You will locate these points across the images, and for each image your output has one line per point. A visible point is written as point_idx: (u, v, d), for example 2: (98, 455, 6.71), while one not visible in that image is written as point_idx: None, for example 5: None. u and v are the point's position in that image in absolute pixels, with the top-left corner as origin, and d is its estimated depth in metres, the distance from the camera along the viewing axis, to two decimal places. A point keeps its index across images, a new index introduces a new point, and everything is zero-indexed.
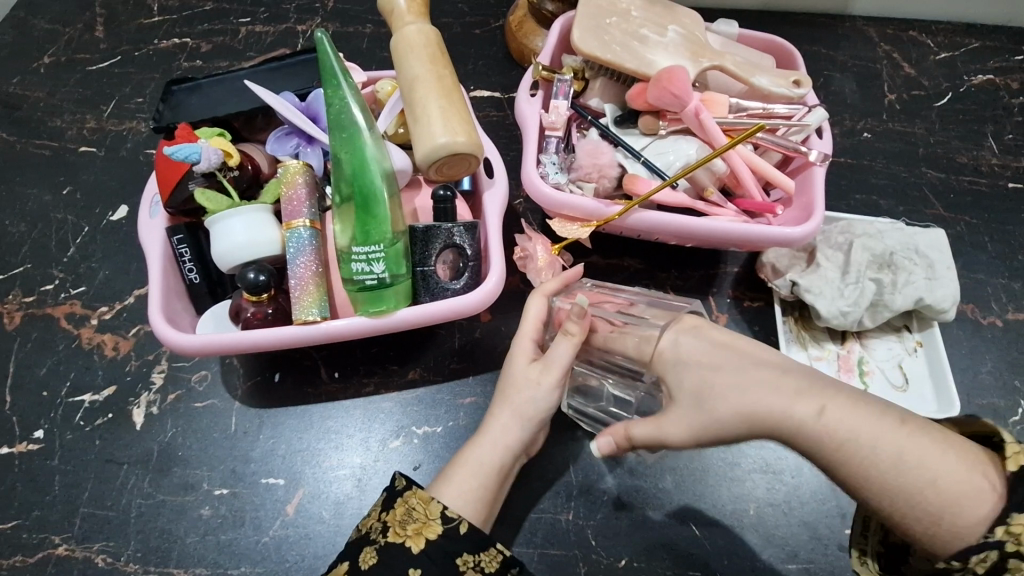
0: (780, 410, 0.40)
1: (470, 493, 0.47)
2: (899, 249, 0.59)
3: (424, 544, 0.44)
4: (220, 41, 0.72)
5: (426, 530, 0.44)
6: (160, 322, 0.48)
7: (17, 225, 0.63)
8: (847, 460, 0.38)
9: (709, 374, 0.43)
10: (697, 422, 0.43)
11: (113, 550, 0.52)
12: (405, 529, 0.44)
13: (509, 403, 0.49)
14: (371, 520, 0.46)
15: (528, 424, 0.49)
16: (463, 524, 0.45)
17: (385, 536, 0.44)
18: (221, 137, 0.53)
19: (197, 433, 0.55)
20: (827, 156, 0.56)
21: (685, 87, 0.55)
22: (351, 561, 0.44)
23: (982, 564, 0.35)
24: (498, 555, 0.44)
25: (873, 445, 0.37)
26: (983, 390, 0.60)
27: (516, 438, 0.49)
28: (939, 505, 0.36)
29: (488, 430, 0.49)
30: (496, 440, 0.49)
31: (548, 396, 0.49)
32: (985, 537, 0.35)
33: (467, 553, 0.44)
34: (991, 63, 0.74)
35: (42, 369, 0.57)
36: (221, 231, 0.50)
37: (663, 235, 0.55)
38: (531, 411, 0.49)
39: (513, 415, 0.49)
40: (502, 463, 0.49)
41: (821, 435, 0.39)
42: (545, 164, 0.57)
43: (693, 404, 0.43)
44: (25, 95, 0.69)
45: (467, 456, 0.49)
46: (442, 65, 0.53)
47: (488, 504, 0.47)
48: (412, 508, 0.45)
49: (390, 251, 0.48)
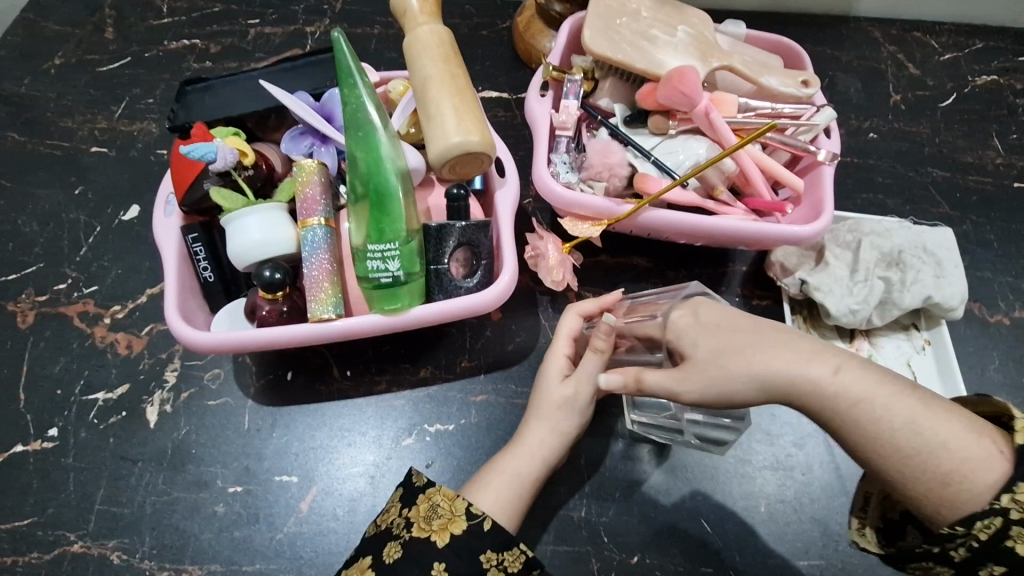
0: (795, 370, 0.40)
1: (501, 489, 0.48)
2: (908, 248, 0.59)
3: (449, 539, 0.44)
4: (228, 43, 0.73)
5: (452, 525, 0.45)
6: (176, 319, 0.48)
7: (29, 225, 0.63)
8: (848, 418, 0.39)
9: (728, 334, 0.43)
10: (706, 381, 0.42)
11: (128, 548, 0.52)
12: (430, 524, 0.45)
13: (543, 416, 0.51)
14: (392, 517, 0.46)
15: (557, 434, 0.50)
16: (487, 522, 0.45)
17: (410, 531, 0.44)
18: (236, 136, 0.53)
19: (211, 431, 0.56)
20: (836, 155, 0.56)
21: (695, 86, 0.55)
22: (374, 555, 0.44)
23: (986, 533, 0.36)
24: (521, 555, 0.45)
25: (884, 405, 0.38)
26: (990, 387, 0.60)
27: (545, 443, 0.50)
28: (946, 463, 0.37)
29: (524, 441, 0.50)
30: (532, 449, 0.50)
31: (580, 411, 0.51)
32: (989, 504, 0.36)
33: (490, 550, 0.44)
34: (995, 63, 0.75)
35: (55, 368, 0.58)
36: (237, 229, 0.50)
37: (674, 234, 0.56)
38: (565, 425, 0.51)
39: (542, 421, 0.51)
40: (537, 469, 0.50)
41: (834, 383, 0.39)
42: (557, 164, 0.58)
43: (699, 370, 0.43)
44: (35, 96, 0.70)
45: (495, 463, 0.50)
46: (456, 66, 0.54)
47: (521, 505, 0.48)
48: (437, 504, 0.46)
49: (405, 249, 0.48)
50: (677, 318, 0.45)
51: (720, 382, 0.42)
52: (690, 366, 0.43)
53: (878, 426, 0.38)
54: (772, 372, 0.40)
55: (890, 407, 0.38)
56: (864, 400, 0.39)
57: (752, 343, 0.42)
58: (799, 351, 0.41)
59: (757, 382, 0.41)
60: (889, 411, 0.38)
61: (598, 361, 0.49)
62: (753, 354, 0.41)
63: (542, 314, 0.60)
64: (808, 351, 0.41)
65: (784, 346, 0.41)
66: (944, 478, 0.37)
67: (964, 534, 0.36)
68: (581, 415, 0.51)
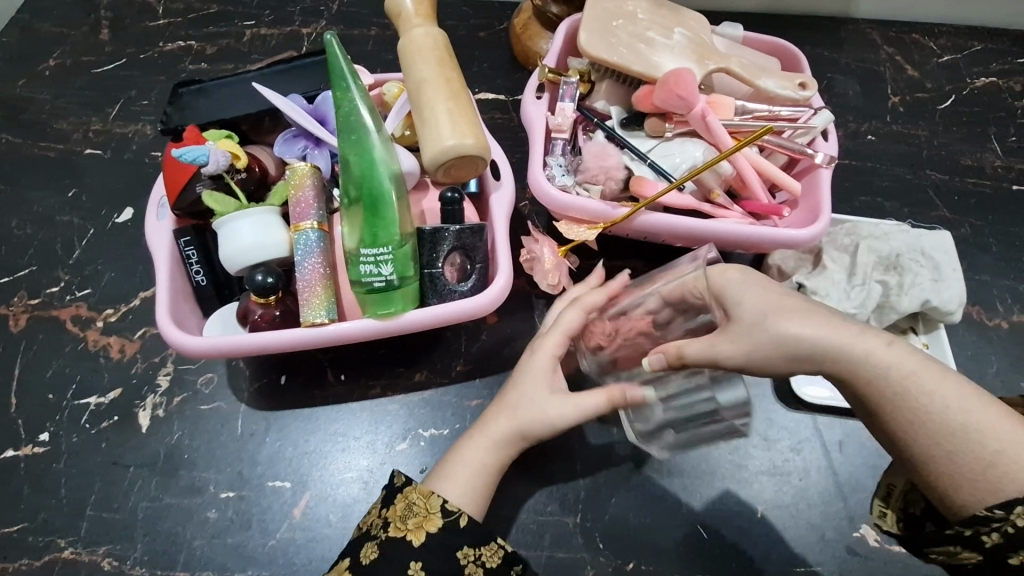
0: (845, 338, 0.40)
1: (459, 480, 0.47)
2: (906, 251, 0.59)
3: (425, 538, 0.44)
4: (224, 44, 0.73)
5: (427, 524, 0.44)
6: (167, 324, 0.48)
7: (22, 228, 0.63)
8: (892, 392, 0.39)
9: (779, 297, 0.42)
10: (751, 343, 0.41)
11: (119, 554, 0.51)
12: (406, 524, 0.44)
13: (510, 411, 0.49)
14: (371, 517, 0.46)
15: (519, 441, 0.49)
16: (464, 518, 0.45)
17: (386, 532, 0.44)
18: (228, 139, 0.53)
19: (204, 436, 0.55)
20: (833, 158, 0.56)
21: (691, 89, 0.55)
22: (352, 556, 0.44)
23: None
24: (499, 549, 0.45)
25: (931, 384, 0.39)
26: (989, 392, 0.59)
27: (505, 443, 0.48)
28: (990, 444, 0.37)
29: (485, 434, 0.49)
30: (492, 442, 0.48)
31: (551, 426, 0.48)
32: None
33: (468, 547, 0.44)
34: (994, 66, 0.74)
35: (47, 372, 0.57)
36: (228, 232, 0.50)
37: (670, 237, 0.55)
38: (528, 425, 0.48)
39: (511, 421, 0.49)
40: (493, 472, 0.48)
41: (883, 356, 0.39)
42: (552, 166, 0.57)
43: (744, 334, 0.41)
44: (30, 98, 0.69)
45: (458, 451, 0.49)
46: (450, 68, 0.53)
47: (480, 497, 0.47)
48: (413, 503, 0.45)
49: (398, 253, 0.48)
50: (716, 280, 0.43)
51: (769, 346, 0.40)
52: (734, 329, 0.41)
53: (926, 405, 0.38)
54: (822, 339, 0.40)
55: (937, 389, 0.38)
56: (911, 378, 0.39)
57: (799, 311, 0.41)
58: (849, 325, 0.41)
59: (804, 347, 0.40)
60: (937, 391, 0.38)
61: (603, 402, 0.47)
62: (801, 322, 0.41)
63: (538, 318, 0.60)
64: (858, 327, 0.41)
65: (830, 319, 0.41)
66: (990, 459, 0.37)
67: (1001, 518, 0.36)
68: (548, 430, 0.48)
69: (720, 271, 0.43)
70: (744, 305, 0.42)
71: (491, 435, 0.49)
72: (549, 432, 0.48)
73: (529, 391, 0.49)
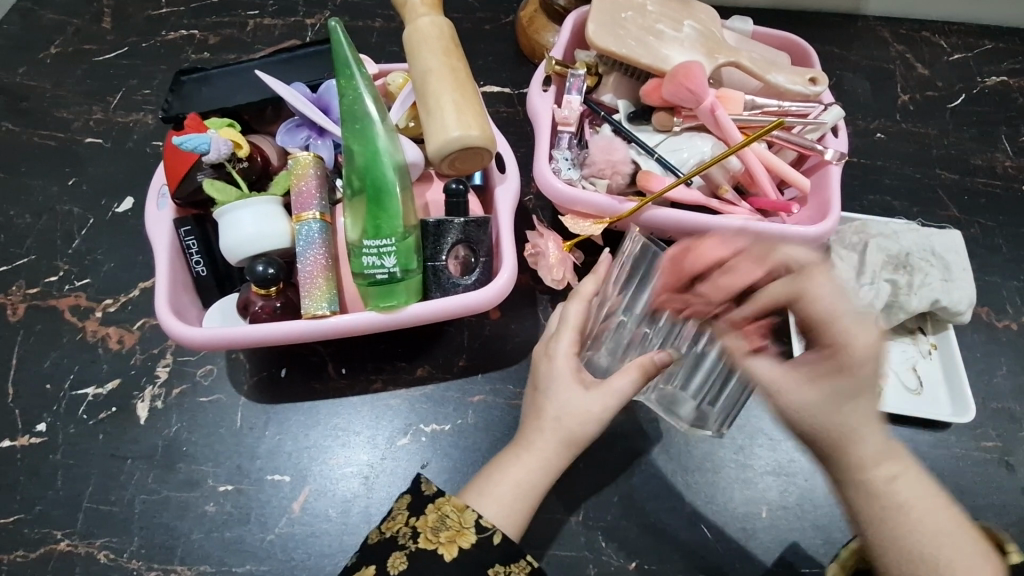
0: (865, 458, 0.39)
1: (503, 498, 0.45)
2: (915, 250, 0.58)
3: (456, 552, 0.42)
4: (228, 34, 0.72)
5: (459, 538, 0.43)
6: (166, 313, 0.47)
7: (21, 217, 0.62)
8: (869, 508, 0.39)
9: (853, 405, 0.40)
10: (812, 408, 0.40)
11: (115, 546, 0.51)
12: (437, 536, 0.43)
13: (548, 422, 0.47)
14: (397, 524, 0.44)
15: (569, 453, 0.47)
16: (498, 535, 0.43)
17: (416, 543, 0.43)
18: (230, 127, 0.52)
19: (202, 428, 0.55)
20: (843, 155, 0.56)
21: (702, 83, 0.54)
22: (379, 564, 0.42)
23: None
24: (527, 566, 0.43)
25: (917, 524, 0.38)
26: (998, 394, 0.58)
27: (554, 459, 0.47)
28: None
29: (531, 448, 0.47)
30: (540, 459, 0.47)
31: (598, 426, 0.47)
32: None
33: (498, 564, 0.43)
34: (1005, 64, 0.73)
35: (44, 362, 0.56)
36: (229, 222, 0.49)
37: (677, 234, 0.55)
38: (575, 438, 0.47)
39: (558, 436, 0.47)
40: (544, 488, 0.47)
41: (890, 484, 0.39)
42: (558, 160, 0.56)
43: (828, 397, 0.40)
44: (30, 86, 0.69)
45: (502, 466, 0.47)
46: (456, 59, 0.53)
47: (522, 516, 0.45)
48: (446, 515, 0.44)
49: (402, 246, 0.47)
50: (846, 343, 0.40)
51: (817, 425, 0.40)
52: (831, 384, 0.40)
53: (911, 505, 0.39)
54: (853, 449, 0.39)
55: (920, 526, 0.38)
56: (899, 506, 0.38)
57: (869, 415, 0.40)
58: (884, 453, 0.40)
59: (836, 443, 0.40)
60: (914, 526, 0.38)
61: (639, 377, 0.47)
62: (864, 426, 0.39)
63: (541, 314, 0.59)
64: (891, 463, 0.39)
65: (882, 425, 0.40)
66: None
67: None
68: (595, 430, 0.47)
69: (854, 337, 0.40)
70: (831, 392, 0.40)
71: (537, 452, 0.47)
72: (597, 430, 0.48)
73: (570, 400, 0.47)
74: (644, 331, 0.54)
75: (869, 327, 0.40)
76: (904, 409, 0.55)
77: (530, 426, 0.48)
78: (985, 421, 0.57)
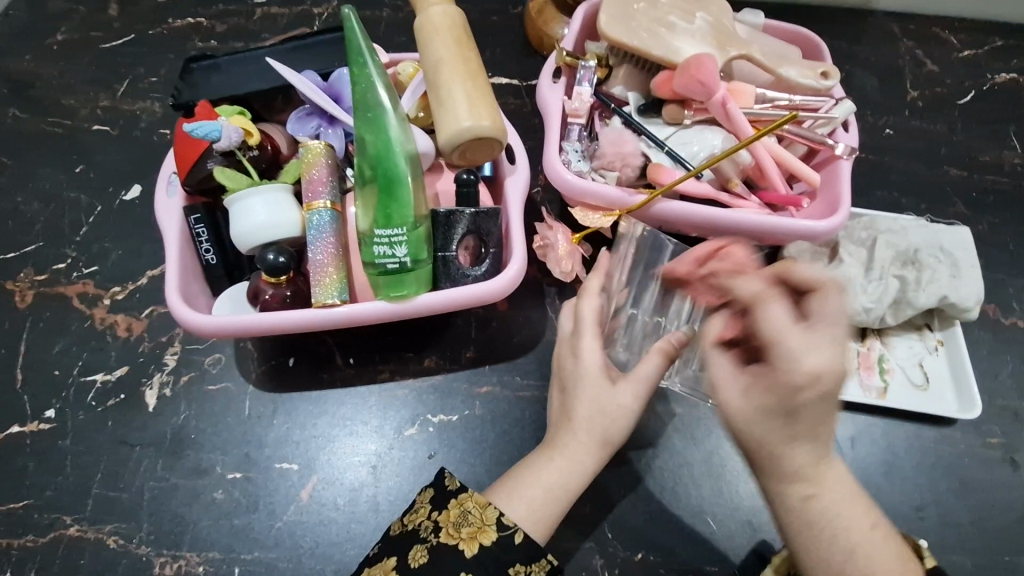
0: (789, 466, 0.38)
1: (526, 499, 0.45)
2: (924, 246, 0.57)
3: (477, 549, 0.42)
4: (234, 22, 0.72)
5: (481, 535, 0.43)
6: (176, 302, 0.47)
7: (29, 204, 0.62)
8: (788, 511, 0.39)
9: (784, 425, 0.37)
10: (750, 418, 0.38)
11: (125, 532, 0.51)
12: (459, 531, 0.43)
13: (575, 426, 0.48)
14: (420, 517, 0.44)
15: (603, 450, 0.48)
16: (519, 534, 0.43)
17: (437, 537, 0.43)
18: (241, 116, 0.53)
19: (210, 416, 0.55)
20: (853, 150, 0.55)
21: (713, 76, 0.54)
22: (400, 557, 0.42)
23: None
24: (547, 565, 0.43)
25: (850, 531, 0.39)
26: (1003, 392, 0.58)
27: (585, 458, 0.47)
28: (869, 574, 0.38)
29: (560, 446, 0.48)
30: (570, 459, 0.47)
31: (629, 419, 0.48)
32: None
33: (519, 564, 0.42)
34: (1015, 62, 0.73)
35: (53, 349, 0.57)
36: (240, 211, 0.49)
37: (685, 227, 0.54)
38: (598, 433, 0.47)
39: (588, 436, 0.47)
40: (580, 489, 0.47)
41: (806, 509, 0.39)
42: (568, 152, 0.56)
43: (761, 411, 0.37)
44: (37, 73, 0.68)
45: (534, 469, 0.47)
46: (467, 49, 0.52)
47: (554, 519, 0.46)
48: (468, 512, 0.44)
49: (413, 235, 0.47)
50: (791, 364, 0.35)
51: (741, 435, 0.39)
52: (773, 402, 0.36)
53: (838, 530, 0.39)
54: (789, 465, 0.38)
55: (852, 533, 0.39)
56: (828, 513, 0.39)
57: (809, 437, 0.37)
58: (816, 455, 0.38)
59: (770, 461, 0.38)
60: (842, 528, 0.39)
61: (661, 361, 0.48)
62: (791, 444, 0.38)
63: (549, 306, 0.59)
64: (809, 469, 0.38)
65: (820, 441, 0.38)
66: None
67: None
68: (629, 424, 0.48)
69: (801, 355, 0.35)
70: (788, 413, 0.36)
71: (571, 453, 0.47)
72: (632, 424, 0.48)
73: (598, 397, 0.48)
74: (656, 320, 0.56)
75: (831, 349, 0.35)
76: (910, 405, 0.55)
77: (560, 426, 0.49)
78: (990, 418, 0.57)
